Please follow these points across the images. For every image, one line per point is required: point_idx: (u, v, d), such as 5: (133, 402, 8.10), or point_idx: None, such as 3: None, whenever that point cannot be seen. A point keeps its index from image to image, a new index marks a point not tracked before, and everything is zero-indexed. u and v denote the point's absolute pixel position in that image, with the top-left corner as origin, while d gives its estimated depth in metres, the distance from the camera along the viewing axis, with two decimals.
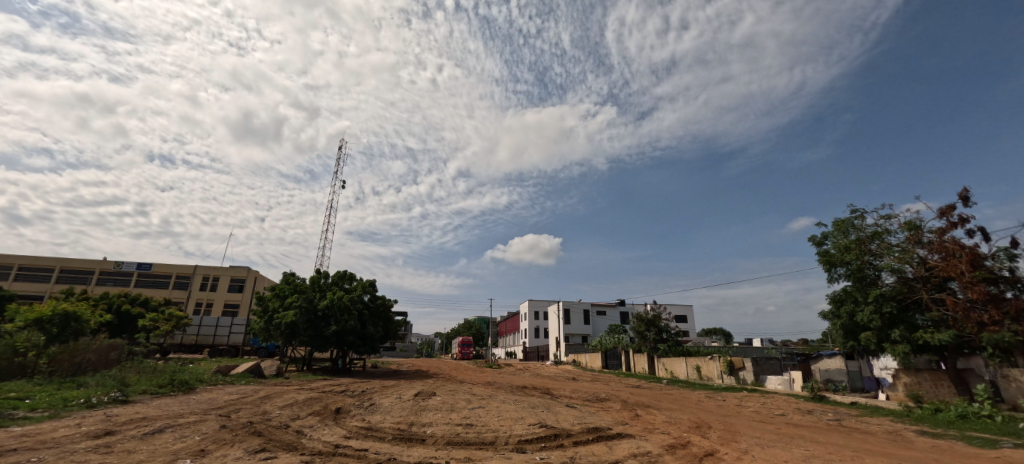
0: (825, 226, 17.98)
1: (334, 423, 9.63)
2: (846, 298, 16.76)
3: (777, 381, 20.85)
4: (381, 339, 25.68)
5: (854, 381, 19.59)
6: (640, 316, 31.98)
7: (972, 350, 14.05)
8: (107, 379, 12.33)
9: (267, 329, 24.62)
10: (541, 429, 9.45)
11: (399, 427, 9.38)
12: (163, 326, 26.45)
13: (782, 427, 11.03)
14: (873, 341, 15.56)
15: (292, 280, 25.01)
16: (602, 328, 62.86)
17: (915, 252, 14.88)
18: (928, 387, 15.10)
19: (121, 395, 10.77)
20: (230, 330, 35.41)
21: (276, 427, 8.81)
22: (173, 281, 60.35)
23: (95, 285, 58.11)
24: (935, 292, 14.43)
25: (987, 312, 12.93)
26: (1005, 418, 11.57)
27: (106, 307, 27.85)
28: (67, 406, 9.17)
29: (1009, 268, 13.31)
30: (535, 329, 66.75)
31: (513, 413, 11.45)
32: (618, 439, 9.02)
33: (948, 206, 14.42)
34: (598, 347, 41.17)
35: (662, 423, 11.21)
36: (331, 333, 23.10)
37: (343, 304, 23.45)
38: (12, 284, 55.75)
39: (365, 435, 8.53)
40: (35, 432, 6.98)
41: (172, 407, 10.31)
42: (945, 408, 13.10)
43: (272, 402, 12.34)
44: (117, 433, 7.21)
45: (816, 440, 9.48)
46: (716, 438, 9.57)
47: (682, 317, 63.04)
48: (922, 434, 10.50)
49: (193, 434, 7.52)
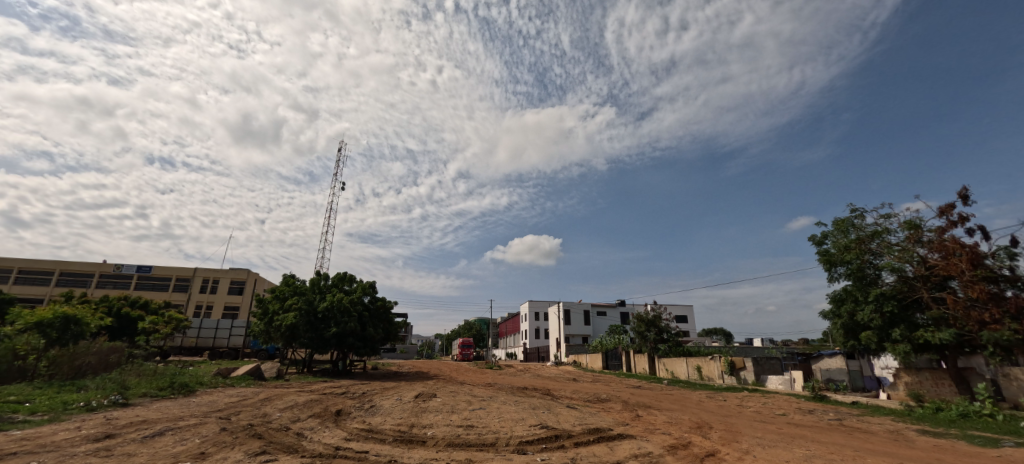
0: (825, 226, 17.98)
1: (334, 425, 9.62)
2: (846, 298, 16.77)
3: (777, 381, 20.83)
4: (381, 341, 25.66)
5: (854, 381, 19.61)
6: (641, 317, 32.01)
7: (973, 349, 14.02)
8: (107, 382, 12.30)
9: (266, 332, 24.60)
10: (541, 430, 9.44)
11: (399, 429, 9.36)
12: (164, 329, 26.44)
13: (783, 428, 10.99)
14: (873, 340, 15.57)
15: (292, 282, 25.00)
16: (602, 328, 62.93)
17: (915, 251, 14.87)
18: (928, 387, 15.11)
19: (121, 398, 10.74)
20: (230, 332, 35.43)
21: (276, 429, 8.80)
22: (173, 283, 60.32)
23: (95, 288, 58.06)
24: (936, 291, 14.42)
25: (987, 311, 12.92)
26: (1007, 417, 11.54)
27: (106, 310, 27.80)
28: (67, 409, 9.15)
29: (1010, 267, 13.28)
30: (535, 330, 66.72)
31: (514, 415, 11.44)
32: (619, 440, 8.99)
33: (948, 205, 14.41)
34: (599, 347, 41.20)
35: (662, 424, 11.18)
36: (331, 335, 23.10)
37: (343, 306, 23.45)
38: (12, 287, 55.70)
39: (365, 438, 8.51)
40: (35, 435, 6.97)
41: (172, 410, 10.29)
42: (946, 407, 13.08)
43: (272, 404, 12.35)
44: (117, 437, 7.18)
45: (819, 440, 9.46)
46: (717, 438, 9.57)
47: (682, 317, 63.09)
48: (923, 433, 10.48)
49: (193, 437, 7.51)
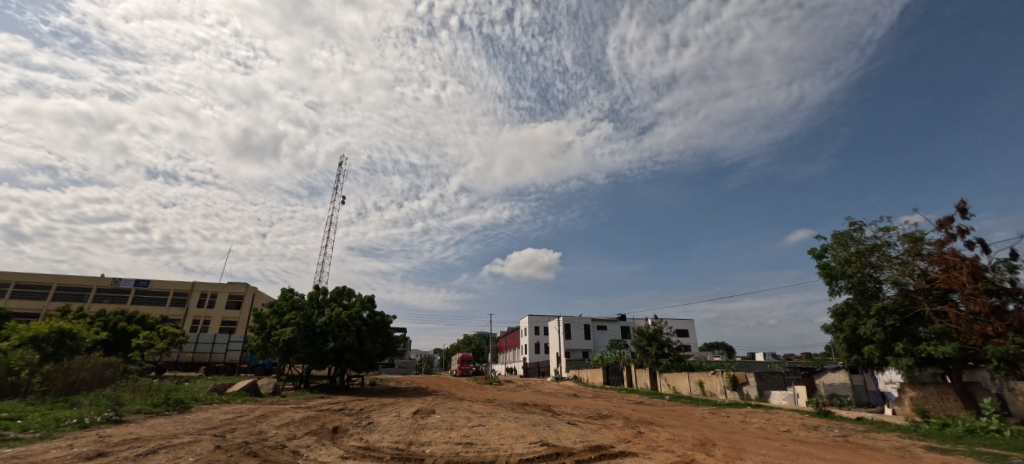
0: (825, 239, 18.01)
1: (331, 443, 9.42)
2: (848, 311, 16.70)
3: (781, 397, 20.57)
4: (380, 356, 25.32)
5: (860, 396, 19.52)
6: (641, 331, 31.66)
7: (978, 363, 13.85)
8: (101, 398, 12.11)
9: (263, 347, 24.22)
10: (542, 448, 9.26)
11: (398, 447, 9.14)
12: (159, 344, 25.97)
13: (788, 445, 10.81)
14: (876, 354, 15.50)
15: (291, 296, 24.84)
16: (602, 343, 62.44)
17: (916, 264, 14.85)
18: (934, 402, 15.05)
19: (114, 415, 10.54)
20: (227, 347, 35.08)
21: (272, 447, 8.63)
22: (171, 297, 60.07)
23: (92, 302, 57.69)
24: (937, 304, 14.36)
25: (990, 324, 12.79)
26: (1014, 432, 11.35)
27: (103, 325, 27.62)
28: (60, 426, 9.00)
29: (1011, 279, 13.21)
30: (536, 344, 66.24)
31: (515, 432, 11.24)
32: (621, 457, 8.82)
33: (947, 217, 14.42)
34: (599, 361, 40.92)
35: (665, 441, 10.99)
36: (329, 349, 22.91)
37: (342, 320, 23.31)
38: (8, 301, 55.28)
39: (363, 456, 8.32)
40: (26, 453, 6.84)
41: (166, 427, 10.12)
42: (953, 423, 12.88)
43: (268, 420, 12.18)
44: (108, 455, 7.04)
45: (824, 457, 9.29)
46: (721, 455, 9.37)
47: (682, 331, 62.99)
48: (931, 450, 10.28)
49: (188, 455, 7.38)
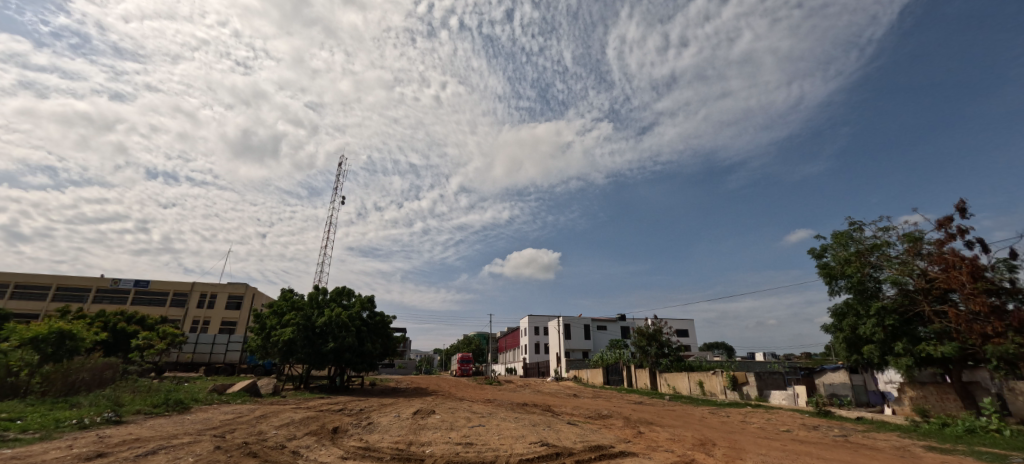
0: (825, 239, 18.01)
1: (331, 443, 9.41)
2: (848, 311, 16.71)
3: (781, 397, 20.58)
4: (379, 356, 25.32)
5: (859, 396, 19.53)
6: (641, 331, 31.65)
7: (977, 362, 13.85)
8: (101, 399, 12.10)
9: (263, 347, 24.21)
10: (542, 448, 9.25)
11: (398, 447, 9.13)
12: (158, 345, 25.96)
13: (788, 444, 10.81)
14: (876, 354, 15.51)
15: (290, 297, 24.83)
16: (602, 343, 62.45)
17: (916, 264, 14.85)
18: (933, 401, 15.06)
19: (114, 416, 10.54)
20: (226, 347, 35.07)
21: (272, 448, 8.63)
22: (171, 297, 60.06)
23: (91, 302, 57.68)
24: (937, 303, 14.36)
25: (990, 324, 12.79)
26: (1014, 432, 11.36)
27: (103, 326, 27.63)
28: (60, 427, 9.00)
29: (1010, 279, 13.22)
30: (535, 345, 66.26)
31: (514, 432, 11.24)
32: (621, 457, 8.82)
33: (947, 217, 14.42)
34: (599, 361, 40.93)
35: (665, 441, 10.99)
36: (329, 350, 22.92)
37: (342, 320, 23.31)
38: (8, 302, 55.27)
39: (363, 456, 8.32)
40: (27, 453, 6.84)
41: (166, 427, 10.13)
42: (953, 422, 12.89)
43: (268, 420, 12.19)
44: (108, 456, 7.03)
45: (823, 457, 9.30)
46: (721, 455, 9.37)
47: (682, 331, 63.01)
48: (930, 450, 10.30)
49: (188, 455, 7.39)
